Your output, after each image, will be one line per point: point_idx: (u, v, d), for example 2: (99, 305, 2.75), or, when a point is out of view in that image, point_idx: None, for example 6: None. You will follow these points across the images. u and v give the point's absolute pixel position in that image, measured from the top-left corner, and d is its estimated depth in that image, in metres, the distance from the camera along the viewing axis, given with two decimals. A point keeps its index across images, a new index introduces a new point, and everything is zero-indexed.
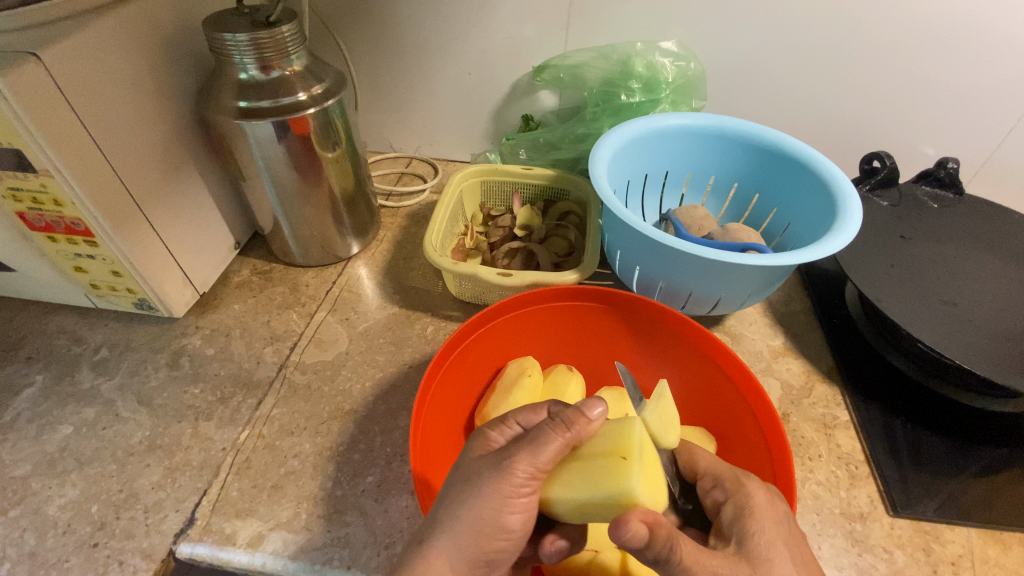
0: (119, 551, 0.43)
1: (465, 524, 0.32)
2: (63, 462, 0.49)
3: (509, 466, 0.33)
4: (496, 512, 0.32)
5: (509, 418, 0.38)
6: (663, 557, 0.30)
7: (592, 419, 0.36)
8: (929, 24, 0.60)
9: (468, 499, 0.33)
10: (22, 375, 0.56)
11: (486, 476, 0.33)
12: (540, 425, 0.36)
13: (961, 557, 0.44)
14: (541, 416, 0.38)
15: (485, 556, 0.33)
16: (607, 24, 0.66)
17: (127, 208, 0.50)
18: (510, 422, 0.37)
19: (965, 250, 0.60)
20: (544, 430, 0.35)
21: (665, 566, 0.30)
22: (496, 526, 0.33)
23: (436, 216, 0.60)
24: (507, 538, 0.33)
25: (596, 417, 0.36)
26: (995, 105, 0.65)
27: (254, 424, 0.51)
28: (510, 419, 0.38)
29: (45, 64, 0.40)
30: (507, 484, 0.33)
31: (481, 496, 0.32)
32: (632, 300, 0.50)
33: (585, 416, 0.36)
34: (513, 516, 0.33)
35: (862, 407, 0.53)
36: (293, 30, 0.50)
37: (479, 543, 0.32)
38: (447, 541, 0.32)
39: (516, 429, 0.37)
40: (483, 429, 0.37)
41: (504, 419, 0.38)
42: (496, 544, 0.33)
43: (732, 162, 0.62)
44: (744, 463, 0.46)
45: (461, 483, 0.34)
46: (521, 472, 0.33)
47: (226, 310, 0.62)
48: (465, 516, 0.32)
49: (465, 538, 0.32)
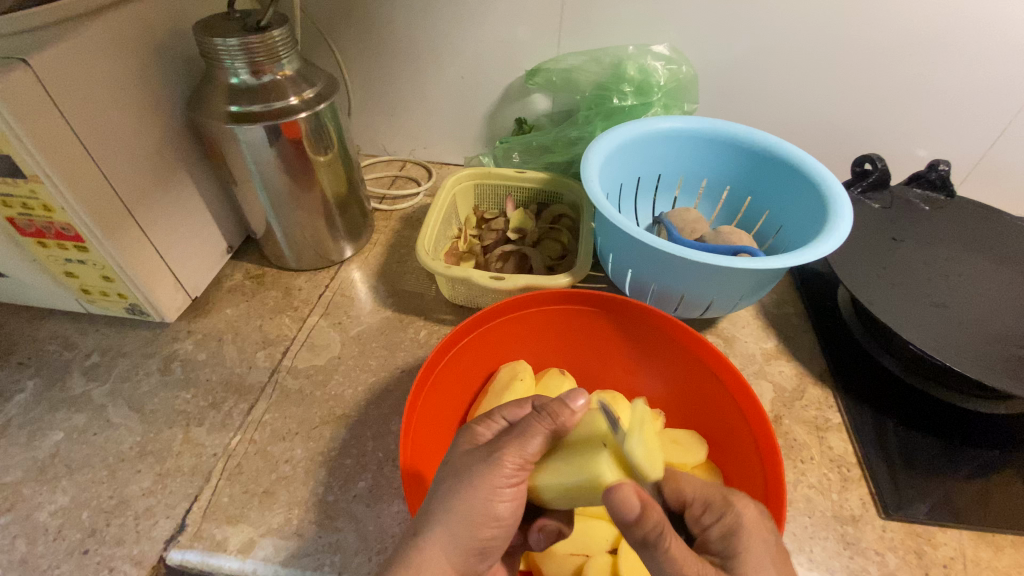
0: (109, 557, 0.43)
1: (457, 514, 0.32)
2: (53, 468, 0.48)
3: (498, 457, 0.33)
4: (487, 502, 0.33)
5: (496, 413, 0.38)
6: (651, 534, 0.30)
7: (575, 409, 0.35)
8: (920, 28, 0.60)
9: (458, 489, 0.33)
10: (13, 381, 0.55)
11: (475, 467, 0.33)
12: (526, 417, 0.36)
13: (952, 559, 0.44)
14: (526, 410, 0.38)
15: (478, 544, 0.33)
16: (600, 28, 0.66)
17: (117, 213, 0.50)
18: (497, 416, 0.38)
19: (957, 252, 0.60)
20: (530, 422, 0.35)
21: (653, 545, 0.30)
22: (486, 516, 0.33)
23: (429, 220, 0.60)
24: (498, 527, 0.33)
25: (580, 408, 0.35)
26: (986, 108, 0.65)
27: (246, 429, 0.51)
28: (494, 414, 0.38)
29: (35, 70, 0.40)
30: (497, 475, 0.33)
31: (472, 486, 0.33)
32: (625, 304, 0.50)
33: (568, 407, 0.35)
34: (504, 505, 0.33)
35: (854, 410, 0.53)
36: (284, 34, 0.50)
37: (471, 532, 0.32)
38: (440, 530, 0.32)
39: (501, 424, 0.37)
40: (471, 425, 0.37)
41: (491, 415, 0.38)
42: (487, 533, 0.33)
43: (724, 165, 0.62)
44: (735, 467, 0.46)
45: (451, 477, 0.34)
46: (511, 462, 0.33)
47: (219, 314, 0.62)
48: (455, 505, 0.32)
49: (457, 527, 0.32)
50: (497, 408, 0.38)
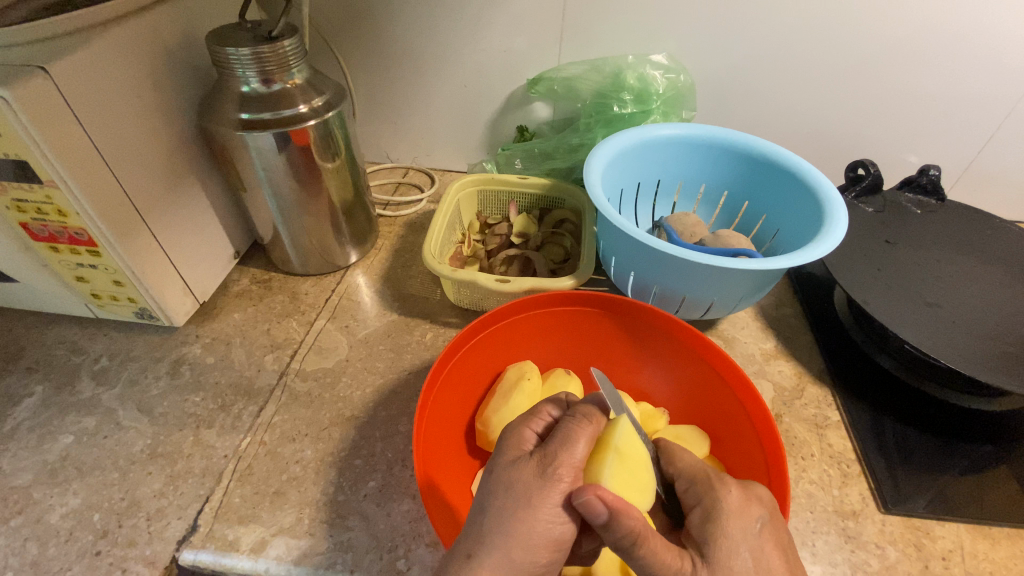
0: (122, 558, 0.43)
1: (517, 538, 0.32)
2: (65, 471, 0.49)
3: (554, 472, 0.33)
4: (548, 524, 0.32)
5: (541, 412, 0.40)
6: (625, 537, 0.31)
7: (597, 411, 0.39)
8: (909, 41, 0.63)
9: (519, 511, 0.32)
10: (21, 385, 0.56)
11: (532, 485, 0.33)
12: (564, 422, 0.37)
13: (951, 552, 0.45)
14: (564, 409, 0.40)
15: (538, 569, 0.32)
16: (600, 39, 0.68)
17: (130, 217, 0.50)
18: (542, 415, 0.39)
19: (948, 253, 0.62)
20: (570, 426, 0.36)
21: (628, 549, 0.31)
22: (546, 539, 0.32)
23: (435, 225, 0.62)
24: (558, 548, 0.33)
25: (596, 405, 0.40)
26: (973, 115, 0.68)
27: (256, 430, 0.51)
28: (541, 412, 0.40)
29: (53, 77, 0.41)
30: (555, 493, 0.33)
31: (532, 506, 0.32)
32: (630, 305, 0.51)
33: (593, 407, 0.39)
34: (563, 527, 0.33)
35: (853, 408, 0.54)
36: (294, 44, 0.51)
37: (530, 558, 0.32)
38: (500, 556, 0.31)
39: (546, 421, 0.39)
40: (518, 428, 0.38)
41: (536, 413, 0.40)
42: (546, 556, 0.33)
43: (722, 171, 0.64)
44: (738, 461, 0.47)
45: (502, 491, 0.33)
46: (566, 477, 0.34)
47: (226, 318, 0.63)
48: (516, 530, 0.32)
49: (521, 552, 0.31)
50: (543, 407, 0.40)
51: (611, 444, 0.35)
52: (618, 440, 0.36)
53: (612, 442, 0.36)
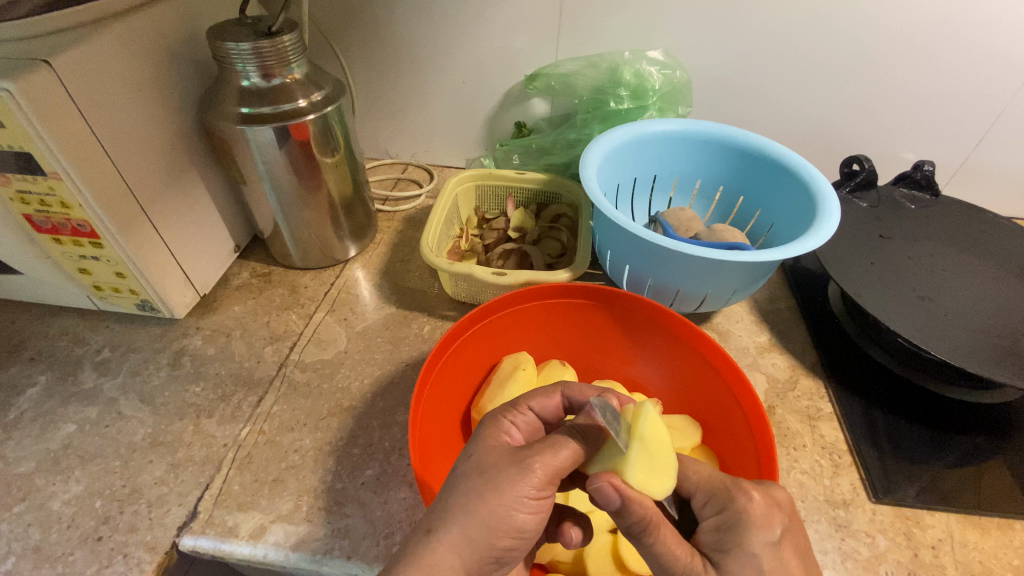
0: (123, 544, 0.44)
1: (480, 518, 0.32)
2: (68, 459, 0.49)
3: (527, 462, 0.33)
4: (511, 511, 0.32)
5: (523, 404, 0.39)
6: (637, 524, 0.32)
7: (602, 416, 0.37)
8: (906, 38, 0.63)
9: (484, 491, 0.32)
10: (24, 375, 0.57)
11: (504, 471, 0.33)
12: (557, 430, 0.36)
13: (940, 540, 0.45)
14: (553, 401, 0.40)
15: (495, 554, 0.32)
16: (598, 35, 0.69)
17: (131, 208, 0.51)
18: (524, 408, 0.39)
19: (941, 249, 0.62)
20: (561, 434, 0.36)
21: (640, 536, 0.32)
22: (507, 525, 0.32)
23: (432, 218, 0.62)
24: (517, 538, 0.33)
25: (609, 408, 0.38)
26: (969, 111, 0.68)
27: (255, 420, 0.52)
28: (522, 405, 0.39)
29: (57, 71, 0.42)
30: (525, 482, 0.33)
31: (499, 490, 0.32)
32: (623, 296, 0.52)
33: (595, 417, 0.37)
34: (526, 516, 0.33)
35: (845, 400, 0.55)
36: (294, 39, 0.52)
37: (490, 540, 0.32)
38: (458, 531, 0.31)
39: (527, 413, 0.39)
40: (496, 417, 0.38)
41: (517, 405, 0.39)
42: (505, 543, 0.32)
43: (717, 167, 0.65)
44: (729, 450, 0.48)
45: (475, 475, 0.33)
46: (540, 472, 0.33)
47: (227, 311, 0.63)
48: (478, 510, 0.32)
49: (478, 534, 0.31)
50: (524, 400, 0.40)
51: (635, 431, 0.35)
52: (641, 429, 0.35)
53: (636, 431, 0.35)
